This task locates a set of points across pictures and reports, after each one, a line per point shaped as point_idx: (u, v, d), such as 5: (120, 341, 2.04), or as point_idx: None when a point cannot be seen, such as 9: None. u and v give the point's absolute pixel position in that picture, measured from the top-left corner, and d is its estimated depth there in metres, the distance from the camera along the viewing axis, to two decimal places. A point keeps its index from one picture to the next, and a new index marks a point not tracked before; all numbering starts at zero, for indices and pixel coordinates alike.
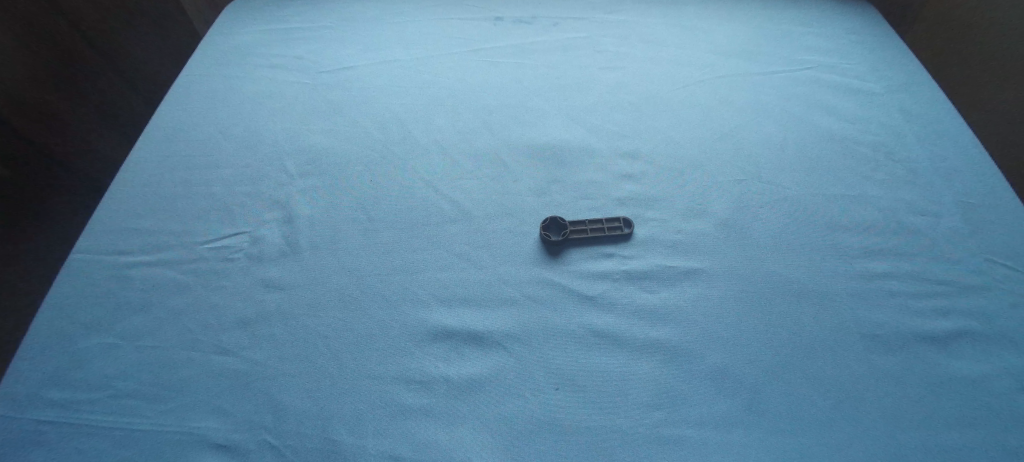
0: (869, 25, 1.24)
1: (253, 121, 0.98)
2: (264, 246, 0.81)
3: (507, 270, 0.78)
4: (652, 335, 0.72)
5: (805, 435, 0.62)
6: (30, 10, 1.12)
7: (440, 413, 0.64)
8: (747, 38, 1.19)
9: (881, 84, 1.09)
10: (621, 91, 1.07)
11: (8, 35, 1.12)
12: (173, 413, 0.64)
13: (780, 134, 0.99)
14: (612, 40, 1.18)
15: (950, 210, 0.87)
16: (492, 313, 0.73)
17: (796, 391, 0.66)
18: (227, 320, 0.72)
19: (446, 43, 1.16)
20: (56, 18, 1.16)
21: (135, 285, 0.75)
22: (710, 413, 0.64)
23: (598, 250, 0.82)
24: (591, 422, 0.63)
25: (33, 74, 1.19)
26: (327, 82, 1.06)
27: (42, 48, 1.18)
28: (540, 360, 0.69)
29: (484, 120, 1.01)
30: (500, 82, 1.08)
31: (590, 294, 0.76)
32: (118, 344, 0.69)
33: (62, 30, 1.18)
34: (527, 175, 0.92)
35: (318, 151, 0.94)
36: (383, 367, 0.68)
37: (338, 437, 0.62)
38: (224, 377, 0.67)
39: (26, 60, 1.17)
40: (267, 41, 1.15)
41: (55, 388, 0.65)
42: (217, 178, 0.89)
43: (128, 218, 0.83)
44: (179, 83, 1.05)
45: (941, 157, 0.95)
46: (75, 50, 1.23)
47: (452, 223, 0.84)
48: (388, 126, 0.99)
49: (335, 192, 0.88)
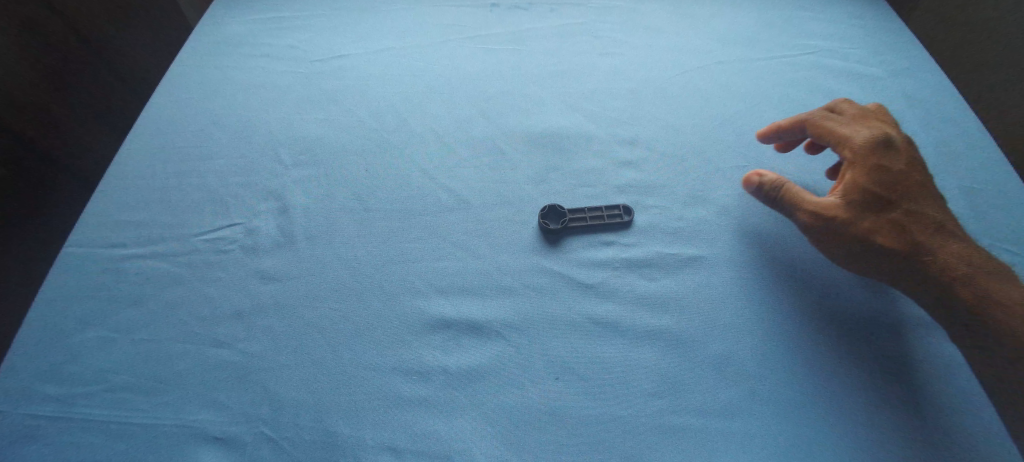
0: (872, 7, 1.22)
1: (246, 112, 0.97)
2: (258, 238, 0.79)
3: (505, 260, 0.77)
4: (653, 324, 0.71)
5: (806, 424, 0.62)
6: (30, 11, 1.11)
7: (439, 404, 0.63)
8: (747, 23, 1.17)
9: (884, 68, 1.08)
10: (619, 78, 1.05)
11: (5, 34, 1.08)
12: (170, 406, 0.63)
13: (782, 120, 0.98)
14: (610, 26, 1.16)
15: (955, 195, 0.86)
16: (490, 303, 0.72)
17: (799, 378, 0.65)
18: (222, 313, 0.71)
19: (442, 30, 1.14)
20: (53, 18, 1.16)
21: (129, 278, 0.74)
22: (711, 403, 0.63)
23: (598, 239, 0.80)
24: (592, 411, 0.63)
25: (39, 74, 1.17)
26: (321, 72, 1.05)
27: (43, 50, 1.16)
28: (540, 350, 0.68)
29: (481, 108, 0.99)
30: (495, 70, 1.06)
31: (590, 283, 0.75)
32: (112, 337, 0.69)
33: (59, 30, 1.18)
34: (525, 164, 0.90)
35: (313, 141, 0.93)
36: (381, 358, 0.67)
37: (336, 429, 0.61)
38: (219, 369, 0.66)
39: (29, 59, 1.14)
40: (258, 31, 1.13)
41: (49, 384, 0.65)
42: (211, 169, 0.88)
43: (120, 210, 0.81)
44: (170, 73, 1.03)
45: (946, 141, 0.94)
46: (76, 48, 1.23)
47: (449, 212, 0.83)
48: (383, 115, 0.97)
49: (331, 182, 0.87)
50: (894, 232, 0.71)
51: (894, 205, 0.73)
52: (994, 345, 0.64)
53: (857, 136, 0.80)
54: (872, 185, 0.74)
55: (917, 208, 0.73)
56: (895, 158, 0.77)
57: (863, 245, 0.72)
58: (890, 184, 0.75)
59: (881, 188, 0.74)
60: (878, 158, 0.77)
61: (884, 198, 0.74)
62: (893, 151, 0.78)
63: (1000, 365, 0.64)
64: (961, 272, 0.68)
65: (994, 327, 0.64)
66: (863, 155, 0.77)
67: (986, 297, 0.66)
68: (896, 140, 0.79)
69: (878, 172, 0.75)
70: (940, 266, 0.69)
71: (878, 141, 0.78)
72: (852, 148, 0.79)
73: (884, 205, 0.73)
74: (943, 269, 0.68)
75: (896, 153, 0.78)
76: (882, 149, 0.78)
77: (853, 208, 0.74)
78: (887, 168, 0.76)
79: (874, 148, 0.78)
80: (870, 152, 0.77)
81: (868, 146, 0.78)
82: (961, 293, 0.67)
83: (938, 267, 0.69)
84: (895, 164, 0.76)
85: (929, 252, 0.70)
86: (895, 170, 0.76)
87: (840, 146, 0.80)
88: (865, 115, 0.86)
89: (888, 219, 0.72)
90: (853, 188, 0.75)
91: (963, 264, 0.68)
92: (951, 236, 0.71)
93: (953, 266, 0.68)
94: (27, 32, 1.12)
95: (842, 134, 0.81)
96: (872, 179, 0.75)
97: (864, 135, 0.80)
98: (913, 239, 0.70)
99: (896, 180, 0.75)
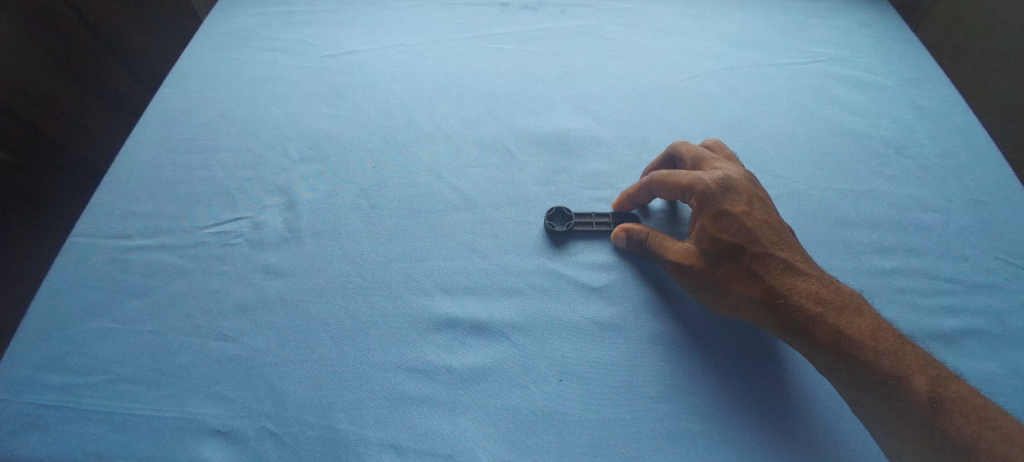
0: (883, 16, 1.21)
1: (254, 106, 0.97)
2: (264, 232, 0.79)
3: (510, 260, 0.77)
4: (657, 328, 0.71)
5: (808, 432, 0.62)
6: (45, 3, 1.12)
7: (443, 403, 0.63)
8: (756, 28, 1.17)
9: (894, 78, 1.07)
10: (628, 81, 1.05)
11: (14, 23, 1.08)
12: (173, 399, 0.63)
13: (790, 127, 0.98)
14: (620, 28, 1.16)
15: (961, 206, 0.86)
16: (495, 303, 0.72)
17: (803, 386, 0.65)
18: (227, 306, 0.71)
19: (451, 28, 1.13)
20: (63, 7, 1.15)
21: (134, 270, 0.74)
22: (713, 408, 0.64)
23: (604, 241, 0.80)
24: (595, 414, 0.63)
25: (47, 63, 1.16)
26: (329, 67, 1.04)
27: (55, 42, 1.16)
28: (543, 351, 0.68)
29: (489, 107, 0.99)
30: (504, 69, 1.06)
31: (595, 286, 0.75)
32: (116, 328, 0.69)
33: (70, 20, 1.18)
34: (532, 164, 0.90)
35: (320, 137, 0.92)
36: (386, 355, 0.67)
37: (340, 426, 0.61)
38: (223, 363, 0.66)
39: (37, 48, 1.14)
40: (266, 24, 1.13)
41: (52, 373, 0.65)
42: (218, 162, 0.88)
43: (126, 201, 0.81)
44: (178, 65, 1.03)
45: (954, 153, 0.93)
46: (85, 38, 1.22)
47: (456, 211, 0.83)
48: (391, 112, 0.97)
49: (338, 178, 0.87)
50: (749, 279, 0.67)
51: (742, 256, 0.68)
52: (872, 394, 0.60)
53: (697, 181, 0.72)
54: (717, 235, 0.69)
55: (766, 253, 0.68)
56: (737, 204, 0.70)
57: (725, 290, 0.68)
58: (735, 229, 0.69)
59: (724, 236, 0.69)
60: (716, 207, 0.70)
61: (714, 253, 0.69)
62: (733, 194, 0.71)
63: (889, 418, 0.59)
64: (820, 318, 0.63)
65: (870, 376, 0.59)
66: (704, 203, 0.71)
67: (855, 345, 0.61)
68: (741, 183, 0.72)
69: (715, 220, 0.69)
70: (807, 314, 0.64)
71: (719, 185, 0.71)
72: (697, 194, 0.72)
73: (738, 255, 0.68)
74: (808, 318, 0.64)
75: (738, 198, 0.71)
76: (720, 195, 0.71)
77: (705, 259, 0.69)
78: (729, 215, 0.69)
79: (709, 194, 0.71)
80: (711, 200, 0.71)
81: (705, 193, 0.71)
82: (825, 341, 0.62)
83: (803, 314, 0.64)
84: (737, 210, 0.70)
85: (791, 301, 0.65)
86: (739, 216, 0.69)
87: (676, 192, 0.74)
88: (701, 160, 0.78)
89: (738, 268, 0.68)
90: (700, 237, 0.70)
91: (827, 312, 0.63)
92: (820, 285, 0.66)
93: (811, 314, 0.64)
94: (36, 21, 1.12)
95: (684, 181, 0.73)
96: (715, 227, 0.69)
97: (707, 177, 0.72)
98: (774, 289, 0.66)
99: (746, 229, 0.69)
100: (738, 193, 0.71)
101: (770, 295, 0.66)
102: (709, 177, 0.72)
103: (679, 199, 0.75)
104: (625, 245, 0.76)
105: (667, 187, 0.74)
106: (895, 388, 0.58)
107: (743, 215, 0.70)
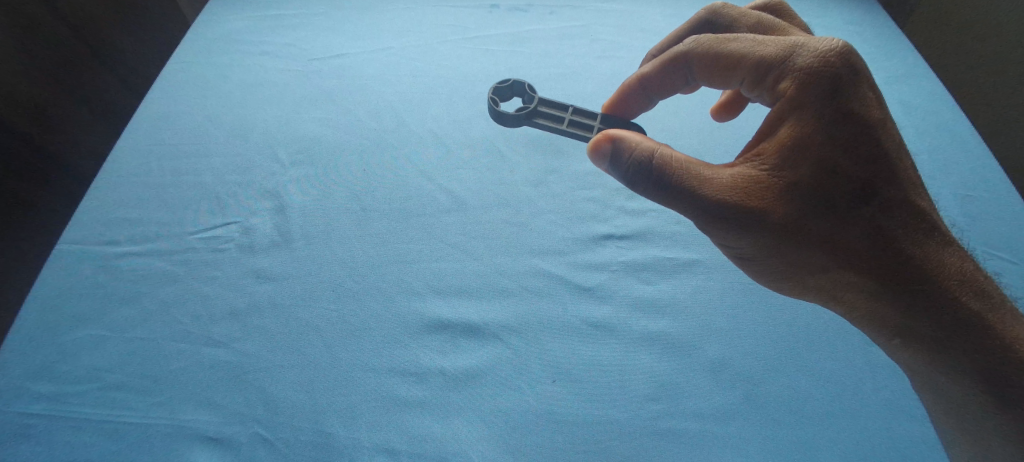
0: (870, 14, 1.22)
1: (242, 110, 0.96)
2: (254, 237, 0.79)
3: (502, 262, 0.77)
4: (652, 327, 0.71)
5: (802, 427, 0.63)
6: (36, 20, 1.07)
7: (435, 406, 0.63)
8: None
9: (881, 75, 1.08)
10: (619, 81, 1.06)
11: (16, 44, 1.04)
12: (164, 406, 0.63)
13: None
14: (609, 29, 1.16)
15: (950, 201, 0.87)
16: (484, 306, 0.72)
17: (793, 382, 0.66)
18: (218, 312, 0.71)
19: (440, 30, 1.13)
20: (59, 25, 1.11)
21: (124, 276, 0.74)
22: (706, 405, 0.64)
23: (595, 241, 0.80)
24: (586, 414, 0.63)
25: (47, 81, 1.11)
26: (319, 70, 1.04)
27: (53, 61, 1.12)
28: (538, 352, 0.68)
29: (480, 109, 0.99)
30: (493, 71, 1.06)
31: (587, 286, 0.75)
32: (106, 335, 0.68)
33: (66, 36, 1.13)
34: (523, 165, 0.90)
35: (310, 140, 0.92)
36: (376, 359, 0.67)
37: (331, 430, 0.61)
38: (213, 369, 0.66)
39: (36, 65, 1.09)
40: (256, 28, 1.12)
41: (41, 382, 0.64)
42: (206, 168, 0.87)
43: (115, 208, 0.81)
44: (166, 71, 1.03)
45: (940, 149, 0.94)
46: (81, 53, 1.17)
47: (447, 213, 0.83)
48: (382, 115, 0.97)
49: (329, 181, 0.86)
50: (852, 206, 0.55)
51: (852, 179, 0.55)
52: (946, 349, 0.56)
53: (802, 56, 0.56)
54: (823, 150, 0.54)
55: (880, 173, 0.55)
56: (859, 97, 0.54)
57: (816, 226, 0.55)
58: (849, 137, 0.54)
59: (829, 147, 0.54)
60: (833, 99, 0.54)
61: (814, 182, 0.54)
62: (857, 80, 0.55)
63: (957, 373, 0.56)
64: (922, 261, 0.55)
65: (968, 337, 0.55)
66: (812, 93, 0.54)
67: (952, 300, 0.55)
68: (863, 64, 0.56)
69: (826, 125, 0.54)
70: (909, 258, 0.55)
71: (842, 64, 0.54)
72: (801, 79, 0.55)
73: (845, 174, 0.54)
74: (916, 270, 0.55)
75: (859, 90, 0.55)
76: (840, 81, 0.54)
77: (791, 186, 0.55)
78: (848, 114, 0.54)
79: (824, 81, 0.54)
80: (824, 89, 0.54)
81: (818, 75, 0.54)
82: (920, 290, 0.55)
83: (902, 259, 0.55)
84: (859, 108, 0.54)
85: (895, 243, 0.55)
86: (861, 118, 0.54)
87: (753, 68, 0.60)
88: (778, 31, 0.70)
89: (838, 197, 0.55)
90: (795, 147, 0.55)
91: (925, 258, 0.56)
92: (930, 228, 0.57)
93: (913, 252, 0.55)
94: (38, 43, 1.08)
95: (776, 59, 0.57)
96: (821, 135, 0.54)
97: (819, 50, 0.55)
98: (877, 224, 0.55)
99: (864, 137, 0.54)
100: (862, 79, 0.55)
101: (872, 237, 0.55)
102: (820, 49, 0.55)
103: (752, 79, 0.61)
104: (614, 174, 0.63)
105: (735, 60, 0.62)
106: (994, 375, 0.54)
107: (865, 117, 0.54)
